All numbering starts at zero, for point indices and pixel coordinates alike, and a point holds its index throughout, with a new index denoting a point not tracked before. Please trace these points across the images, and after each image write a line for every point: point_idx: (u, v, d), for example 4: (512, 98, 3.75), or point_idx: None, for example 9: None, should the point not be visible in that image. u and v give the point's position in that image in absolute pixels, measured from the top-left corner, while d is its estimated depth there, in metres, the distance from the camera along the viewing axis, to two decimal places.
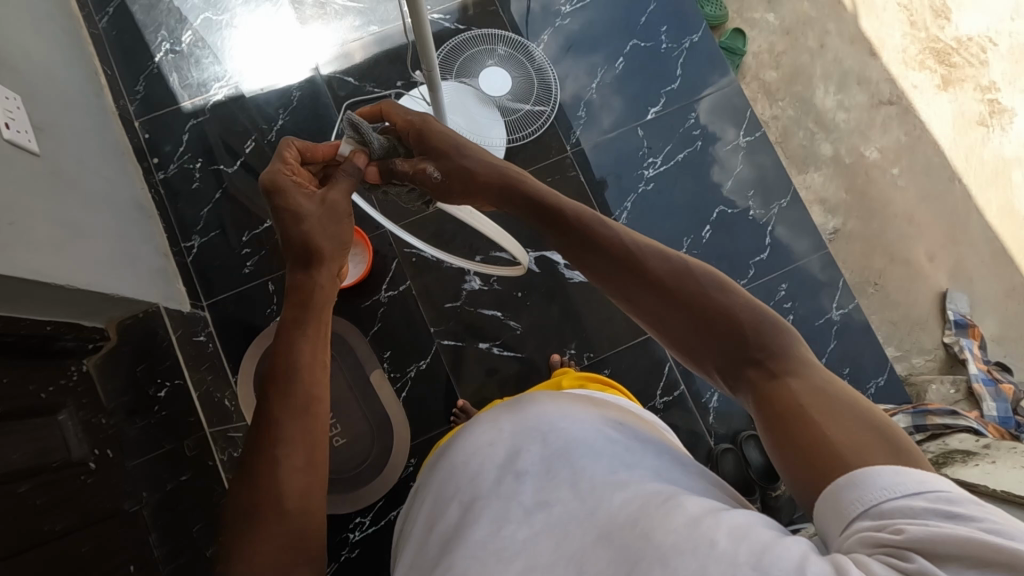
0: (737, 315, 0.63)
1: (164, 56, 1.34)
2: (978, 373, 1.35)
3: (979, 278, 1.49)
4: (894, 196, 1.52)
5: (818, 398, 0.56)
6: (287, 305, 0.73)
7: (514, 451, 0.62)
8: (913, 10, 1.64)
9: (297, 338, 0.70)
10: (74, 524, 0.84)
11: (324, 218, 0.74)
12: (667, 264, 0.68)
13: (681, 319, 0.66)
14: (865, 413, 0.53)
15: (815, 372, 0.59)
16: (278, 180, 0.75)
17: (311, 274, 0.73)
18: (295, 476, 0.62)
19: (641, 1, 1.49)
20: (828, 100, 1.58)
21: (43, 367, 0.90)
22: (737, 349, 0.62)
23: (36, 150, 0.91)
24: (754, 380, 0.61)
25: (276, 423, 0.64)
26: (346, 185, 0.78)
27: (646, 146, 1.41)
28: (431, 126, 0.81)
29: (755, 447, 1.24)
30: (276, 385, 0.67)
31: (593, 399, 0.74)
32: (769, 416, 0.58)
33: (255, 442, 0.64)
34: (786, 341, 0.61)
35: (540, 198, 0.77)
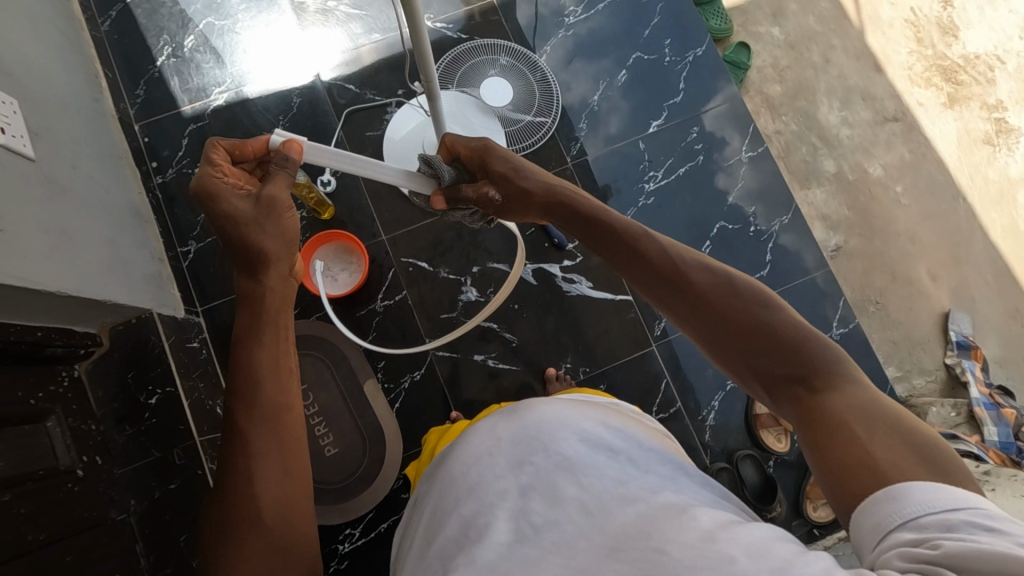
0: (780, 329, 0.62)
1: (166, 60, 1.34)
2: (979, 396, 1.33)
3: (982, 299, 1.47)
4: (897, 214, 1.51)
5: (861, 415, 0.54)
6: (241, 311, 0.72)
7: (508, 464, 0.61)
8: (919, 27, 1.63)
9: (259, 348, 0.69)
10: (58, 534, 0.83)
11: (261, 216, 0.74)
12: (712, 278, 0.68)
13: (720, 332, 0.65)
14: (909, 432, 0.52)
15: (862, 390, 0.57)
16: (209, 185, 0.75)
17: (260, 279, 0.73)
18: (273, 486, 0.63)
19: (645, 12, 1.48)
20: (832, 116, 1.57)
21: (32, 373, 0.90)
22: (778, 364, 0.61)
23: (31, 154, 0.91)
24: (796, 395, 0.60)
25: (248, 434, 0.65)
26: (279, 180, 0.77)
27: (647, 159, 1.40)
28: (493, 153, 0.86)
29: (750, 467, 1.23)
30: (246, 395, 0.66)
31: (589, 404, 0.73)
32: (810, 431, 0.57)
33: (228, 456, 0.65)
34: (829, 357, 0.60)
35: (589, 214, 0.79)
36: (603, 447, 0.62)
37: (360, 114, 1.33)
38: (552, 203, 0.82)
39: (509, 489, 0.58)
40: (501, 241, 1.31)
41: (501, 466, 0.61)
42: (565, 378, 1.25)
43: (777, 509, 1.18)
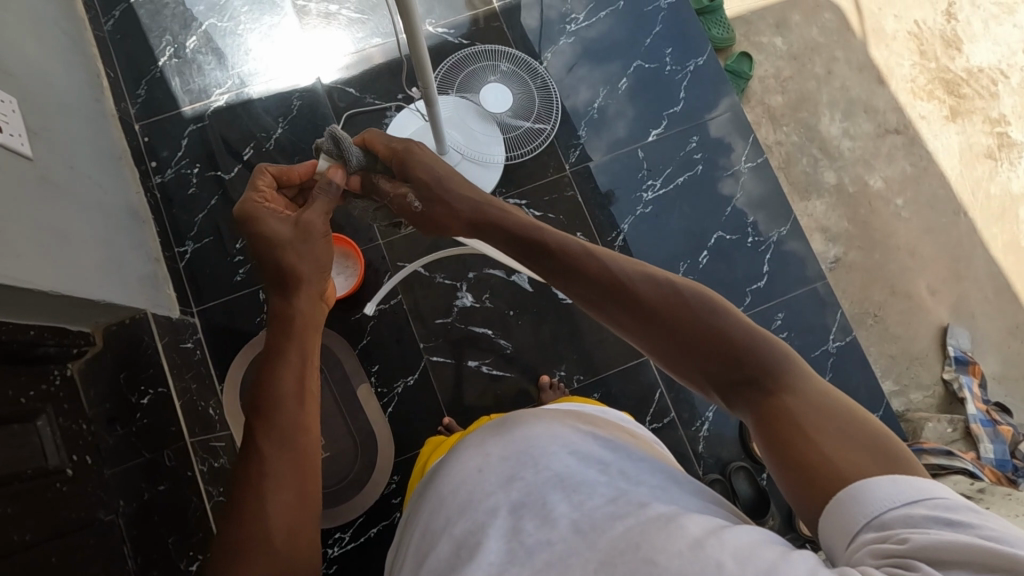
0: (728, 335, 0.60)
1: (167, 61, 1.34)
2: (977, 413, 1.32)
3: (981, 315, 1.46)
4: (896, 228, 1.50)
5: (817, 415, 0.53)
6: (270, 331, 0.74)
7: (499, 479, 0.60)
8: (923, 40, 1.63)
9: (284, 368, 0.69)
10: (43, 534, 0.84)
11: (300, 242, 0.78)
12: (652, 289, 0.65)
13: (672, 343, 0.63)
14: (862, 426, 0.52)
15: (811, 386, 0.56)
16: (254, 208, 0.79)
17: (292, 300, 0.75)
18: (284, 511, 0.62)
19: (647, 20, 1.47)
20: (833, 127, 1.56)
21: (24, 372, 0.91)
22: (731, 370, 0.59)
23: (29, 154, 0.92)
24: (751, 400, 0.58)
25: (262, 458, 0.64)
26: (322, 206, 0.81)
27: (646, 167, 1.40)
28: (413, 155, 0.82)
29: (744, 479, 1.22)
30: (263, 415, 0.67)
31: (576, 413, 0.73)
32: (769, 438, 0.55)
33: (241, 476, 0.64)
34: (779, 356, 0.58)
35: (520, 221, 0.76)
36: (595, 462, 0.61)
37: (360, 117, 1.34)
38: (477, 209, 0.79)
39: (499, 506, 0.57)
40: None
41: (490, 480, 0.60)
42: (559, 386, 1.24)
43: (769, 522, 1.20)
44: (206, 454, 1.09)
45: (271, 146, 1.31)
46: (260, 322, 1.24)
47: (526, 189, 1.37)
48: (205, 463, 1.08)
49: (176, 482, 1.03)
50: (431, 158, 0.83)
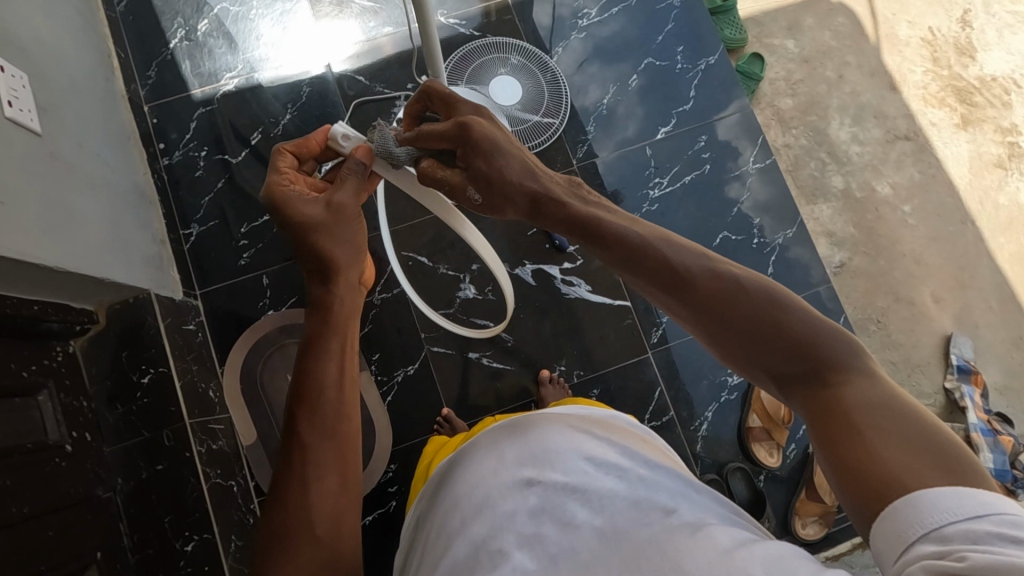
0: (797, 328, 0.57)
1: (178, 43, 1.35)
2: (978, 423, 1.32)
3: (986, 325, 1.46)
4: (903, 235, 1.50)
5: (879, 415, 0.51)
6: (310, 321, 0.78)
7: (516, 481, 0.59)
8: (936, 46, 1.62)
9: (325, 357, 0.74)
10: (41, 509, 0.84)
11: (332, 225, 0.77)
12: (720, 279, 0.61)
13: (730, 332, 0.60)
14: (925, 431, 0.50)
15: (874, 385, 0.54)
16: (279, 192, 0.77)
17: (330, 290, 0.78)
18: (327, 500, 0.67)
19: (659, 18, 1.47)
20: (842, 132, 1.56)
21: (28, 348, 0.92)
22: (791, 362, 0.57)
23: (37, 129, 0.92)
24: (809, 393, 0.56)
25: (307, 445, 0.69)
26: (354, 183, 0.78)
27: (653, 165, 1.39)
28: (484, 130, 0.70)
29: (740, 480, 1.22)
30: (307, 406, 0.71)
31: (589, 417, 0.71)
32: (824, 430, 0.53)
33: (286, 462, 0.69)
34: (843, 351, 0.56)
35: (582, 216, 0.68)
36: (614, 467, 0.60)
37: (368, 106, 1.34)
38: (529, 203, 0.71)
39: (517, 511, 0.56)
40: (501, 241, 1.31)
41: (506, 483, 0.59)
42: (559, 381, 1.24)
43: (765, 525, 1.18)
44: (204, 436, 1.07)
45: (279, 132, 1.32)
46: (263, 307, 1.25)
47: None
48: (203, 446, 1.06)
49: (173, 462, 1.02)
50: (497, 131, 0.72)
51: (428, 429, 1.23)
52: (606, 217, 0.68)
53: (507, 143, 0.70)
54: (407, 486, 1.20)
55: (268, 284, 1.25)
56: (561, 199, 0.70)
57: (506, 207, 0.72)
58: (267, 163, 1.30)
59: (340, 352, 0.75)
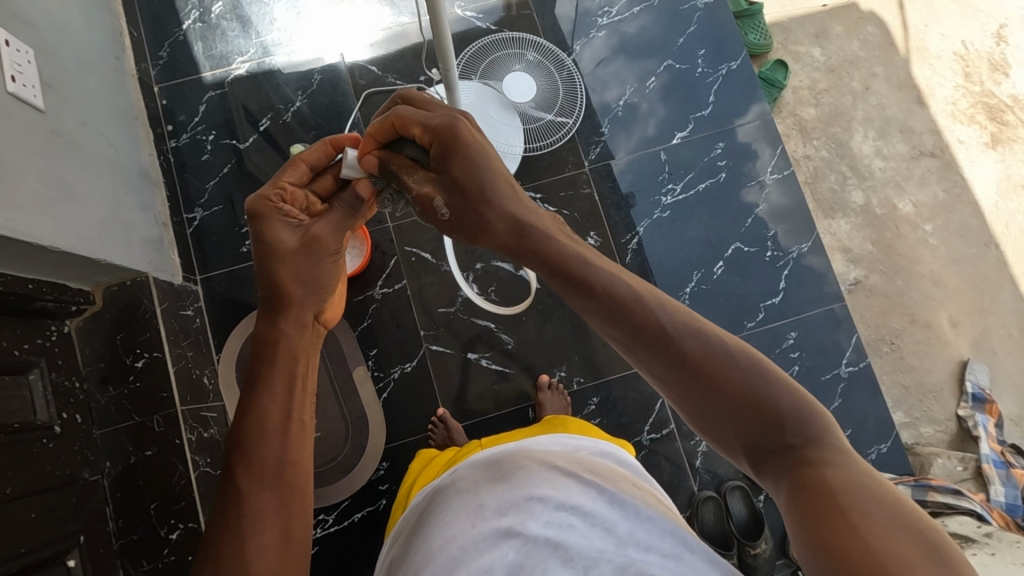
0: (777, 400, 0.53)
1: (192, 25, 1.33)
2: (990, 453, 1.27)
3: (1004, 353, 1.41)
4: (923, 255, 1.45)
5: (861, 496, 0.46)
6: (253, 357, 0.66)
7: (495, 532, 0.56)
8: (969, 61, 1.56)
9: (266, 392, 0.63)
10: (26, 489, 0.83)
11: (302, 259, 0.70)
12: (700, 342, 0.55)
13: (710, 402, 0.54)
14: (907, 517, 0.45)
15: (851, 463, 0.50)
16: (261, 208, 0.71)
17: (276, 324, 0.67)
18: (266, 556, 0.56)
19: (682, 20, 1.43)
20: (866, 145, 1.51)
21: (20, 325, 0.91)
22: (769, 435, 0.53)
23: (40, 106, 0.90)
24: (785, 468, 0.52)
25: (242, 493, 0.58)
26: (334, 218, 0.73)
27: (667, 171, 1.36)
28: (464, 145, 0.64)
29: (739, 499, 1.19)
30: (242, 451, 0.60)
31: (575, 458, 0.68)
32: (803, 510, 0.48)
33: (219, 514, 0.58)
34: (817, 429, 0.52)
35: (563, 255, 0.60)
36: (600, 521, 0.58)
37: (378, 97, 1.31)
38: (513, 235, 0.63)
39: (494, 566, 0.53)
40: None
41: (485, 535, 0.56)
42: (558, 388, 1.21)
43: (762, 546, 1.14)
44: (194, 424, 1.06)
45: (289, 119, 1.30)
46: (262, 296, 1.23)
47: (544, 183, 1.34)
48: (194, 433, 1.05)
49: (162, 449, 1.01)
50: (485, 152, 0.64)
51: (423, 428, 1.21)
52: (590, 257, 0.60)
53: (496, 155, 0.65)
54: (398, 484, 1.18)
55: None
56: (552, 234, 0.62)
57: (490, 221, 0.63)
58: (276, 150, 1.28)
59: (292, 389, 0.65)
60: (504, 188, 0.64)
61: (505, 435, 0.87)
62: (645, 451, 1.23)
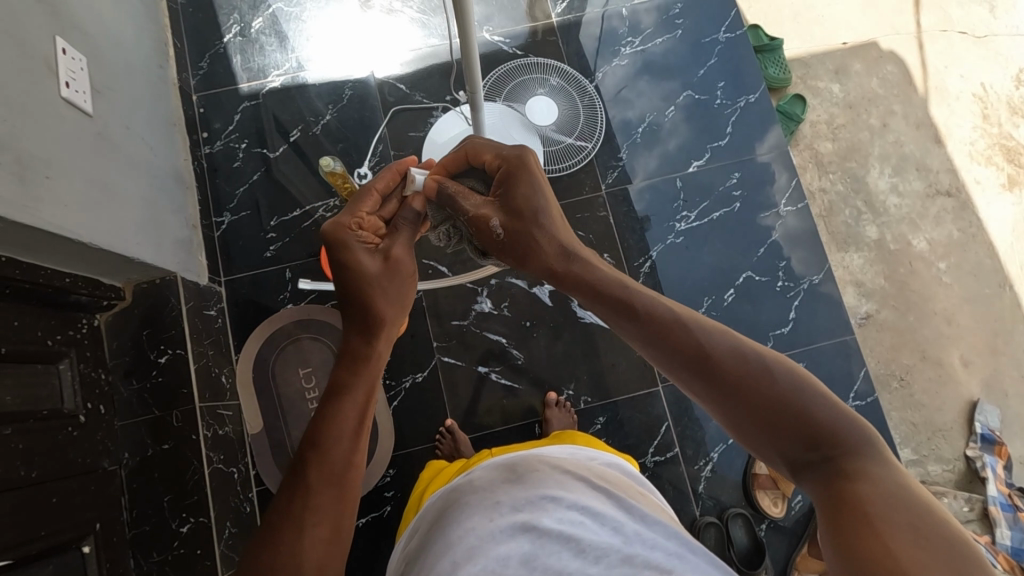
0: (813, 416, 0.55)
1: (232, 38, 1.39)
2: (997, 495, 1.27)
3: (1015, 395, 1.40)
4: (936, 292, 1.45)
5: (894, 509, 0.48)
6: (338, 367, 0.71)
7: (512, 526, 0.57)
8: (987, 103, 1.58)
9: (348, 399, 0.67)
10: (48, 475, 0.87)
11: (384, 278, 0.76)
12: (739, 359, 0.58)
13: (748, 417, 0.57)
14: (937, 527, 0.46)
15: (890, 477, 0.51)
16: (339, 236, 0.77)
17: (371, 342, 0.72)
18: (317, 548, 0.58)
19: (703, 52, 1.46)
20: (881, 181, 1.52)
21: (54, 317, 0.96)
22: (806, 447, 0.55)
23: (90, 111, 0.96)
24: (819, 478, 0.54)
25: (309, 487, 0.61)
26: (408, 239, 0.80)
27: (682, 199, 1.38)
28: (528, 163, 0.76)
29: (740, 527, 1.19)
30: (315, 447, 0.63)
31: (592, 468, 0.71)
32: (835, 519, 0.50)
33: (283, 504, 0.60)
34: (857, 440, 0.54)
35: (600, 277, 0.69)
36: (609, 521, 0.59)
37: (405, 114, 1.36)
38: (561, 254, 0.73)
39: (510, 556, 0.55)
40: None
41: (502, 528, 0.57)
42: (565, 406, 1.23)
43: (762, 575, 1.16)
44: (211, 421, 1.09)
45: (318, 131, 1.35)
46: (282, 300, 1.27)
47: (562, 204, 1.37)
48: (210, 429, 1.08)
49: (179, 443, 1.05)
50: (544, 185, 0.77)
51: (431, 438, 1.23)
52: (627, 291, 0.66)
53: (552, 223, 0.74)
54: (403, 493, 1.20)
55: (290, 278, 1.28)
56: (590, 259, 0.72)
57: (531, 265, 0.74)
58: (304, 160, 1.33)
59: (365, 399, 0.68)
60: (552, 220, 0.75)
61: (514, 446, 0.89)
62: (648, 473, 1.23)
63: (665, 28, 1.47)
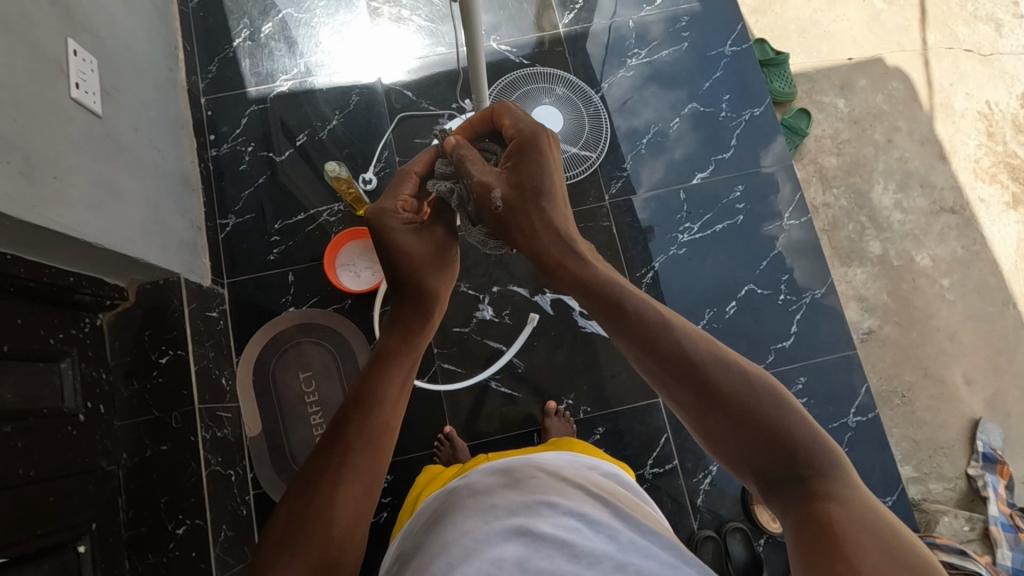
0: (790, 434, 0.55)
1: (242, 43, 1.41)
2: (998, 515, 1.26)
3: (1018, 414, 1.39)
4: (939, 309, 1.45)
5: (860, 528, 0.49)
6: (391, 334, 0.71)
7: (507, 529, 0.57)
8: (992, 121, 1.58)
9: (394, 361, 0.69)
10: (46, 474, 0.87)
11: (434, 258, 0.74)
12: (733, 376, 0.57)
13: (731, 430, 0.56)
14: (903, 547, 0.47)
15: (857, 498, 0.52)
16: (384, 219, 0.73)
17: (428, 316, 0.73)
18: (349, 504, 0.60)
19: (709, 65, 1.47)
20: (885, 197, 1.52)
21: (57, 316, 0.96)
22: (781, 466, 0.55)
23: (98, 112, 0.97)
24: (793, 499, 0.54)
25: (348, 447, 0.62)
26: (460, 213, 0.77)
27: (685, 210, 1.39)
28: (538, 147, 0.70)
29: (739, 542, 1.18)
30: (361, 405, 0.65)
31: (587, 476, 0.71)
32: (804, 539, 0.50)
33: (320, 458, 0.62)
34: (830, 461, 0.55)
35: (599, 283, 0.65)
36: (605, 529, 0.59)
37: (411, 121, 1.37)
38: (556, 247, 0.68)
39: (506, 557, 0.55)
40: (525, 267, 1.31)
41: (497, 531, 0.57)
42: (564, 415, 1.23)
43: None
44: (210, 423, 1.09)
45: (325, 136, 1.36)
46: (285, 304, 1.27)
47: None
48: (208, 431, 1.08)
49: (177, 444, 1.05)
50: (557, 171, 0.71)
51: (430, 444, 1.23)
52: (622, 289, 0.64)
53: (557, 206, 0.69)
54: (400, 499, 1.19)
55: (292, 282, 1.28)
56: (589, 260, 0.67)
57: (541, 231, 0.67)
58: (310, 165, 1.34)
59: (410, 366, 0.70)
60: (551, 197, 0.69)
61: (512, 454, 0.89)
62: (646, 484, 1.23)
63: (672, 40, 1.48)
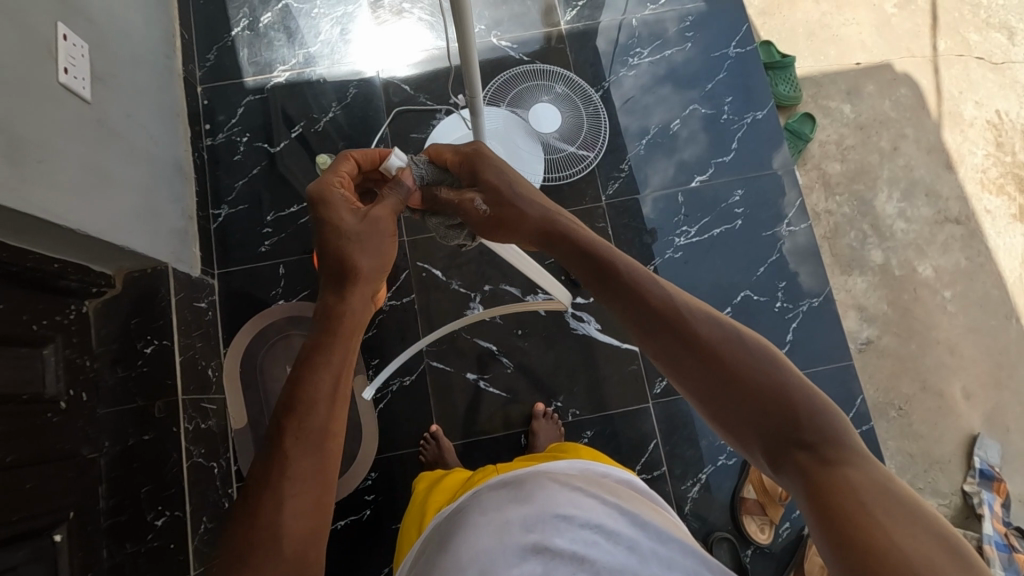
0: (791, 394, 0.54)
1: (240, 32, 1.40)
2: (993, 534, 1.24)
3: (1017, 430, 1.36)
4: (939, 320, 1.42)
5: (879, 495, 0.47)
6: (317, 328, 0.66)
7: (523, 547, 0.57)
8: (1001, 131, 1.55)
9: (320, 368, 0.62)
10: (25, 459, 0.87)
11: (362, 234, 0.72)
12: (717, 330, 0.58)
13: (727, 389, 0.56)
14: (926, 522, 0.45)
15: (874, 466, 0.50)
16: (322, 191, 0.73)
17: (345, 298, 0.68)
18: (298, 517, 0.55)
19: (714, 65, 1.45)
20: (889, 206, 1.50)
21: (44, 301, 0.96)
22: (783, 434, 0.53)
23: (87, 97, 0.96)
24: (803, 468, 0.52)
25: (287, 457, 0.57)
26: (392, 203, 0.75)
27: (683, 213, 1.36)
28: (484, 159, 0.79)
29: (726, 551, 1.16)
30: (294, 414, 0.59)
31: (599, 478, 0.71)
32: (822, 509, 0.49)
33: (259, 475, 0.57)
34: (837, 426, 0.53)
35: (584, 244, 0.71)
36: (624, 540, 0.59)
37: (409, 115, 1.35)
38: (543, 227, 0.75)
39: None
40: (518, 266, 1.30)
41: (513, 550, 0.57)
42: (552, 417, 1.21)
43: None
44: (194, 414, 1.09)
45: (321, 127, 1.35)
46: (275, 296, 1.27)
47: None
48: (191, 423, 1.08)
49: (160, 434, 1.04)
50: (504, 163, 0.80)
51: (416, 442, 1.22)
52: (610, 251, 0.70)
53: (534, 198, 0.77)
54: (384, 496, 1.18)
55: (283, 274, 1.27)
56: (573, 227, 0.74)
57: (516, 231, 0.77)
58: (307, 156, 1.33)
59: (344, 357, 0.64)
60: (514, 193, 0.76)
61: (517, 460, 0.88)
62: None
63: (677, 40, 1.46)
